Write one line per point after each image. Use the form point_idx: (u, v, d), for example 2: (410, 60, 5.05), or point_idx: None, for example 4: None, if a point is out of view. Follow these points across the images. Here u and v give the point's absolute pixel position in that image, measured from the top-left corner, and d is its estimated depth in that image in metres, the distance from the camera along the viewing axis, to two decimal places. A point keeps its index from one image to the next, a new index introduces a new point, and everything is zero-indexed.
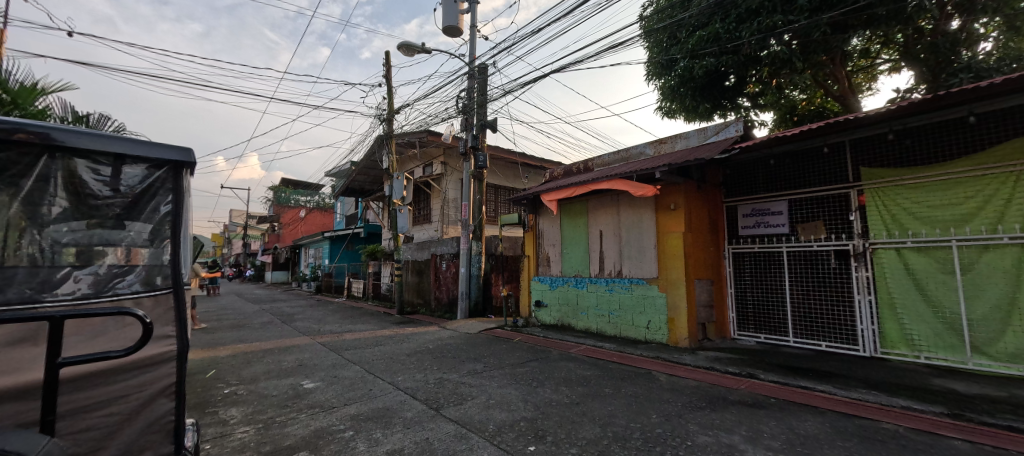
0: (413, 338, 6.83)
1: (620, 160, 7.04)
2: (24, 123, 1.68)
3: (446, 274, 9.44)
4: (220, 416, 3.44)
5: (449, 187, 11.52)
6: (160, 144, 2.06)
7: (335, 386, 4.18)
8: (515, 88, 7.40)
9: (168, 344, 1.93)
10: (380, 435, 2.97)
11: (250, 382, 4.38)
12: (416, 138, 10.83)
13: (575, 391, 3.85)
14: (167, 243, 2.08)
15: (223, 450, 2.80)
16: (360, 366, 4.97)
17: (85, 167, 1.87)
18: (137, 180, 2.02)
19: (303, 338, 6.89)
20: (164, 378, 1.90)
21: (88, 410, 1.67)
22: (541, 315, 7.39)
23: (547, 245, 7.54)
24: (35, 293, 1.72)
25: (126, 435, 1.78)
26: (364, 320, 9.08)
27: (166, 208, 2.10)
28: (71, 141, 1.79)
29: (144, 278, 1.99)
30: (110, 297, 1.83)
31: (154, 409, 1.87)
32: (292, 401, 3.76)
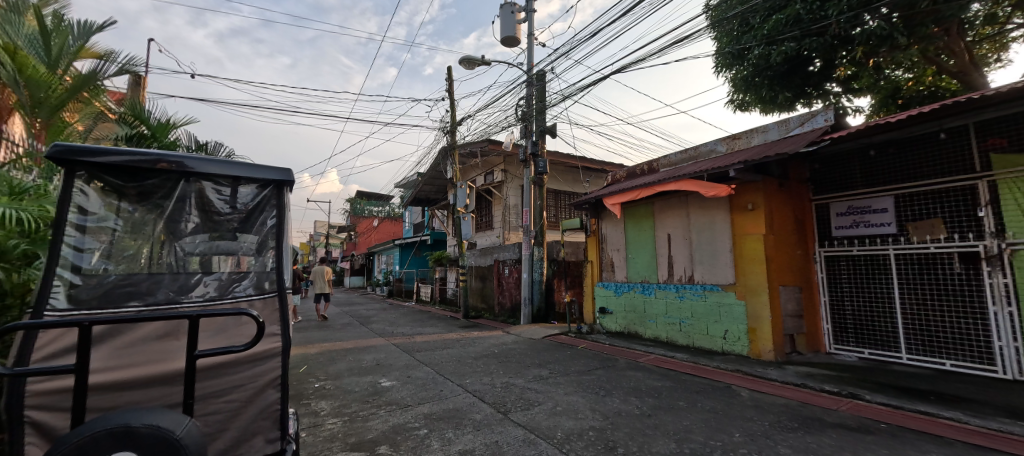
0: (479, 342, 7.03)
1: (688, 159, 6.74)
2: (166, 155, 2.04)
3: (509, 280, 9.59)
4: (313, 407, 3.82)
5: (511, 194, 11.77)
6: (265, 166, 2.33)
7: (409, 386, 4.45)
8: (574, 92, 7.40)
9: (274, 341, 2.19)
10: (452, 435, 3.12)
11: (336, 378, 4.82)
12: (477, 147, 11.20)
13: (646, 402, 3.73)
14: (271, 252, 2.35)
15: (317, 438, 3.11)
16: (430, 367, 5.23)
17: (210, 188, 2.22)
18: (250, 198, 2.34)
19: (378, 339, 7.39)
20: (271, 371, 2.15)
21: (216, 395, 1.97)
22: (605, 322, 7.24)
23: (610, 250, 7.39)
24: (176, 295, 2.08)
25: (244, 420, 2.04)
26: (433, 323, 9.51)
27: (272, 221, 2.39)
28: (199, 167, 2.13)
29: (256, 282, 2.29)
30: (230, 299, 2.13)
31: (264, 398, 2.11)
32: (372, 397, 4.07)
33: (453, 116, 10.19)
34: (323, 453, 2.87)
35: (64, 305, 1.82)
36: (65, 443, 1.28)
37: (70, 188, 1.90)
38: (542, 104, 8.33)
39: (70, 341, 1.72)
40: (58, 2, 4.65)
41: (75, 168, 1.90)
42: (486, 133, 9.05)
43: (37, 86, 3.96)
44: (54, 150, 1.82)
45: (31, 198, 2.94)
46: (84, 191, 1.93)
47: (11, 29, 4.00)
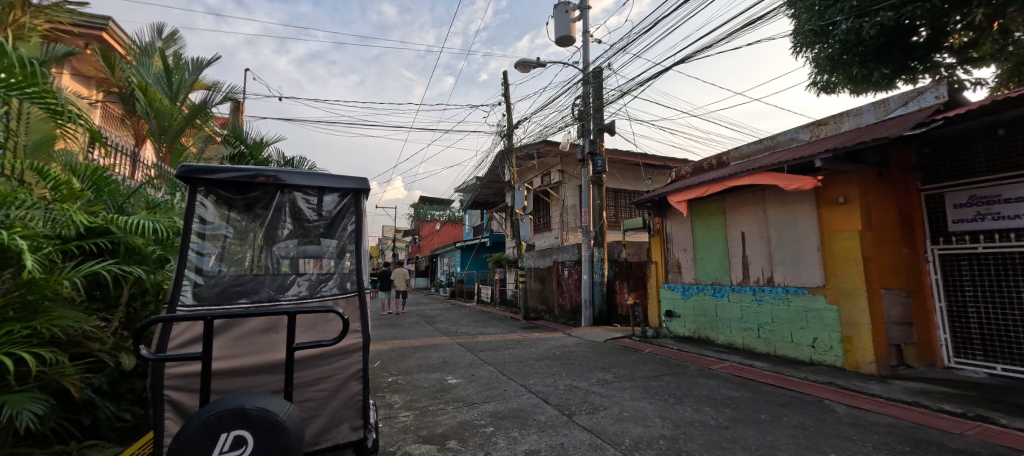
0: (540, 343, 7.05)
1: (764, 150, 6.27)
2: (265, 169, 2.30)
3: (569, 281, 9.52)
4: (387, 400, 4.09)
5: (568, 195, 11.70)
6: (343, 176, 2.52)
7: (473, 384, 4.59)
8: (633, 88, 7.19)
9: (356, 337, 2.37)
10: (517, 434, 3.18)
11: (406, 374, 5.10)
12: (533, 149, 11.27)
13: (722, 412, 3.53)
14: (350, 255, 2.56)
15: (392, 430, 3.33)
16: (494, 367, 5.34)
17: (301, 198, 2.47)
18: (333, 206, 2.57)
19: (443, 338, 7.68)
20: (353, 365, 2.33)
21: (310, 384, 2.20)
22: (672, 326, 6.93)
23: (676, 250, 7.08)
24: (276, 293, 2.38)
25: (332, 407, 2.25)
26: (494, 323, 9.70)
27: (352, 226, 2.60)
28: (291, 180, 2.35)
29: (340, 283, 2.51)
30: (319, 298, 2.36)
31: (348, 389, 2.30)
32: (440, 394, 4.27)
33: (510, 120, 10.32)
34: (398, 444, 3.06)
35: (191, 301, 2.14)
36: (196, 420, 1.46)
37: (193, 202, 2.21)
38: (600, 102, 8.18)
39: (197, 332, 2.01)
40: (177, 43, 5.43)
41: (196, 184, 2.20)
42: (543, 135, 9.07)
43: (162, 116, 4.65)
44: (181, 170, 2.14)
45: (163, 211, 3.47)
46: (202, 203, 2.24)
47: (144, 70, 4.76)
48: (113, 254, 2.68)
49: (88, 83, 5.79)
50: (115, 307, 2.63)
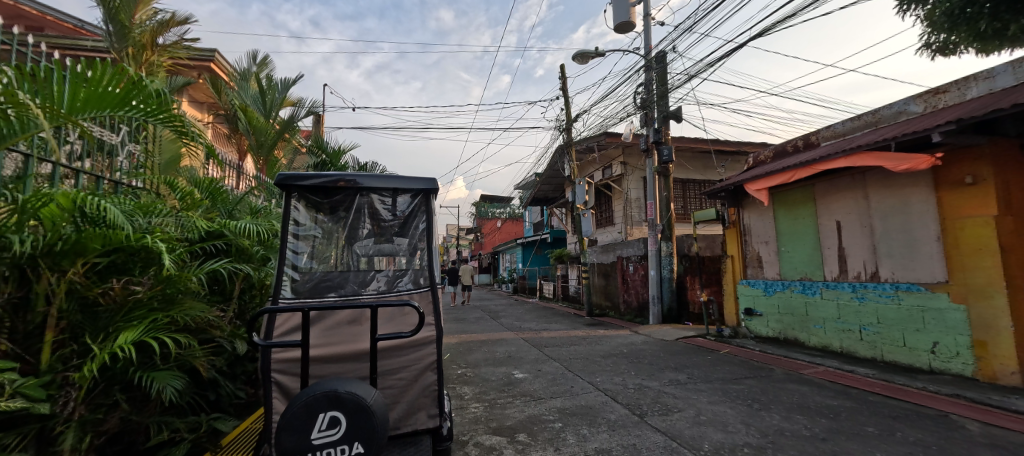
0: (607, 341, 6.90)
1: (863, 127, 5.60)
2: (344, 174, 2.48)
3: (634, 277, 9.22)
4: (458, 391, 4.27)
5: (632, 187, 11.33)
6: (414, 177, 2.65)
7: (540, 379, 4.63)
8: (701, 70, 6.76)
9: (430, 330, 2.49)
10: (587, 432, 3.16)
11: (474, 367, 5.27)
12: (594, 142, 11.02)
13: (817, 422, 3.23)
14: (422, 252, 2.70)
15: (464, 420, 3.47)
16: (560, 363, 5.34)
17: (378, 201, 2.65)
18: (406, 207, 2.72)
19: (509, 333, 7.81)
20: (428, 356, 2.45)
21: (391, 372, 2.37)
22: (753, 325, 6.43)
23: (755, 243, 6.58)
24: (359, 288, 2.58)
25: (410, 396, 2.40)
26: (558, 320, 9.67)
27: (423, 225, 2.73)
28: (367, 183, 2.52)
29: (415, 278, 2.66)
30: (397, 293, 2.52)
31: (424, 379, 2.44)
32: (507, 387, 4.36)
33: (569, 114, 10.15)
34: (470, 434, 3.18)
35: (290, 295, 2.39)
36: (298, 401, 1.62)
37: (289, 206, 2.48)
38: (664, 88, 7.77)
39: (295, 322, 2.25)
40: (268, 66, 6.04)
41: (291, 190, 2.46)
42: (604, 127, 8.81)
43: (261, 132, 5.25)
44: (279, 178, 2.40)
45: (263, 216, 3.91)
46: (295, 207, 2.50)
47: (245, 94, 5.43)
48: (227, 253, 3.06)
49: (202, 108, 6.68)
50: (230, 300, 3.03)
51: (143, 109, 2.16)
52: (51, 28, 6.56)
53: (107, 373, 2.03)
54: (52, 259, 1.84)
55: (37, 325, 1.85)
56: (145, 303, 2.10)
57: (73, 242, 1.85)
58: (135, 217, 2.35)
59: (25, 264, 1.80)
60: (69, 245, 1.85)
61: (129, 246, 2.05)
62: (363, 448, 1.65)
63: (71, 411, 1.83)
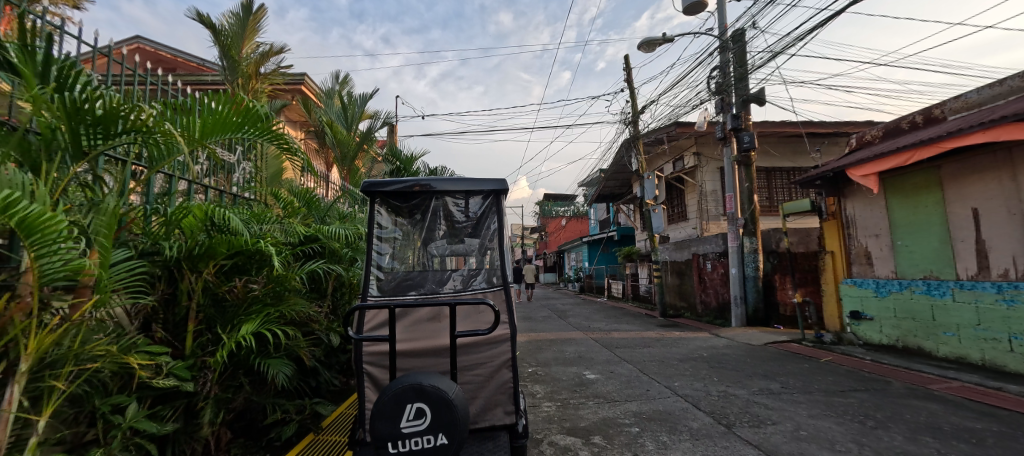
0: (684, 343, 6.53)
1: (1007, 94, 4.71)
2: (419, 179, 2.56)
3: (713, 276, 8.63)
4: (530, 389, 4.30)
5: (708, 179, 10.63)
6: (484, 178, 2.68)
7: (613, 381, 4.52)
8: (787, 46, 6.12)
9: (505, 328, 2.52)
10: (667, 439, 3.02)
11: (544, 366, 5.27)
12: (664, 133, 10.49)
13: (950, 446, 2.79)
14: (494, 252, 2.77)
15: (537, 418, 3.50)
16: (633, 365, 5.16)
17: (451, 203, 2.77)
18: (478, 208, 2.79)
19: (578, 333, 7.71)
20: (503, 354, 2.49)
21: (469, 368, 2.45)
22: (862, 330, 5.70)
23: (862, 236, 5.84)
24: (437, 286, 2.72)
25: (487, 392, 2.46)
26: (629, 320, 9.36)
27: (495, 225, 2.79)
28: (440, 186, 2.56)
29: (488, 277, 2.73)
30: (472, 291, 2.61)
31: (500, 376, 2.49)
32: (579, 388, 4.31)
33: (636, 105, 9.75)
34: (544, 432, 3.20)
35: (376, 292, 2.58)
36: (388, 391, 1.73)
37: (373, 210, 2.68)
38: (743, 69, 7.16)
39: (382, 318, 2.43)
40: (348, 83, 6.56)
41: (374, 196, 2.65)
42: (676, 117, 8.35)
43: (344, 144, 5.76)
44: (365, 186, 2.59)
45: (349, 222, 4.24)
46: (378, 211, 2.70)
47: (330, 110, 5.97)
48: (323, 254, 3.39)
49: (295, 126, 7.47)
50: (325, 296, 3.36)
51: (255, 130, 2.42)
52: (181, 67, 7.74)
53: (234, 359, 2.35)
54: (192, 261, 2.18)
55: (183, 316, 2.22)
56: (260, 298, 2.40)
57: (206, 247, 2.17)
58: (250, 224, 2.69)
59: (174, 264, 2.17)
60: (204, 250, 2.16)
61: (248, 251, 2.33)
62: (447, 440, 1.73)
63: (208, 390, 2.17)
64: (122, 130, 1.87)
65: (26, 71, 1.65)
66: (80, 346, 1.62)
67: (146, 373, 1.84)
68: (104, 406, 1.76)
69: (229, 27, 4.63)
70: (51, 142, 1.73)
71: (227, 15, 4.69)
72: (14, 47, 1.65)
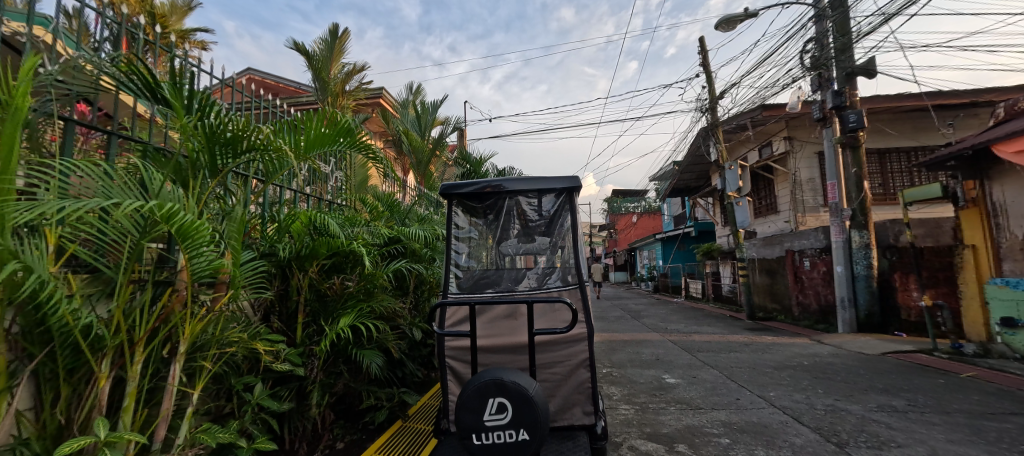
0: (778, 349, 5.95)
1: None
2: (491, 180, 2.60)
3: (811, 274, 7.75)
4: (606, 391, 4.20)
5: (803, 167, 9.58)
6: (555, 176, 2.61)
7: (696, 386, 4.25)
8: (903, 6, 5.29)
9: (582, 327, 2.48)
10: (763, 453, 2.77)
11: (620, 367, 5.11)
12: (749, 119, 9.63)
13: None
14: (569, 250, 2.74)
15: (615, 420, 3.41)
16: (719, 371, 4.81)
17: (525, 202, 2.79)
18: (551, 206, 2.77)
19: (654, 334, 7.38)
20: (580, 353, 2.46)
21: (546, 366, 2.45)
22: (1020, 342, 4.63)
23: (1015, 226, 4.85)
24: (513, 284, 2.77)
25: (565, 391, 2.45)
26: (711, 322, 8.74)
27: (568, 223, 2.74)
28: (512, 186, 2.58)
29: (564, 275, 2.72)
30: (548, 289, 2.61)
31: (578, 376, 2.46)
32: (659, 392, 4.12)
33: (715, 91, 9.05)
34: (623, 436, 3.11)
35: (456, 290, 2.68)
36: (470, 385, 1.79)
37: (451, 212, 2.79)
38: (845, 39, 6.33)
39: (462, 315, 2.54)
40: (422, 93, 6.93)
41: (452, 197, 2.75)
42: (762, 100, 7.63)
43: (419, 150, 6.12)
44: (443, 188, 2.70)
45: (427, 224, 4.46)
46: (456, 213, 2.80)
47: (406, 120, 6.37)
48: (406, 254, 3.62)
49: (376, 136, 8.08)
50: (408, 293, 3.59)
51: (349, 142, 2.64)
52: (284, 93, 8.78)
53: (335, 349, 2.59)
54: (300, 261, 2.46)
55: (294, 309, 2.53)
56: (354, 295, 2.63)
57: (310, 249, 2.43)
58: (344, 227, 2.96)
59: (286, 264, 2.46)
60: (309, 252, 2.43)
61: (344, 251, 2.56)
62: (529, 436, 1.74)
63: (315, 375, 2.44)
64: (245, 149, 2.16)
65: (176, 105, 1.97)
66: (221, 333, 1.91)
67: (268, 358, 2.12)
68: (237, 385, 2.07)
69: (320, 51, 5.15)
70: (195, 162, 2.06)
71: (318, 41, 5.23)
72: (167, 85, 1.97)
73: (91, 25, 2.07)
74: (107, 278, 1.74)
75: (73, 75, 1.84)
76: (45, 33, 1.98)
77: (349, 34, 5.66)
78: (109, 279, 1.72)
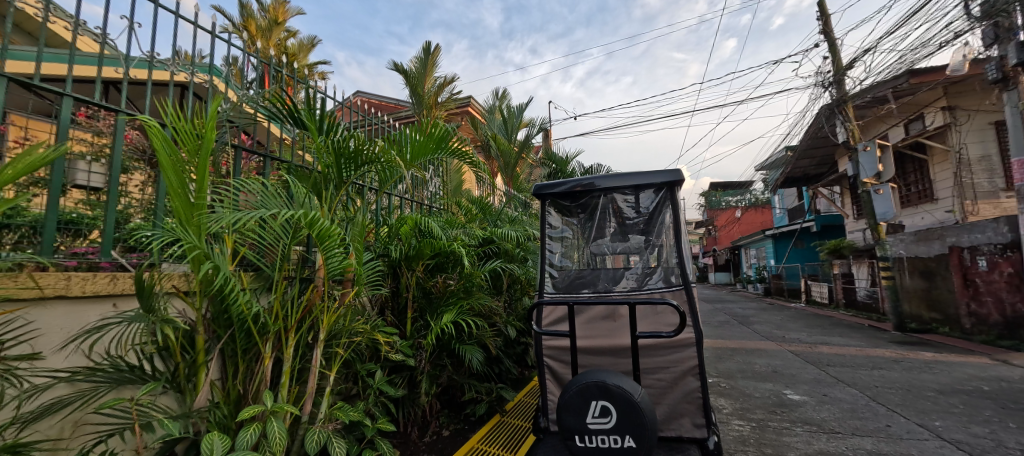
0: (940, 368, 4.90)
1: None
2: (582, 179, 2.58)
3: (987, 277, 6.25)
4: (715, 403, 3.86)
5: (972, 142, 7.80)
6: (654, 171, 2.47)
7: (828, 406, 3.70)
8: None
9: (689, 332, 2.31)
10: None
11: (729, 378, 4.66)
12: (890, 90, 8.08)
13: None
14: (672, 249, 2.58)
15: (728, 437, 3.12)
16: (858, 391, 4.11)
17: (620, 200, 2.70)
18: (650, 202, 2.65)
19: (770, 343, 6.57)
20: (689, 360, 2.29)
21: (651, 371, 2.34)
22: None
23: None
24: (611, 285, 2.69)
25: (672, 399, 2.31)
26: (844, 332, 7.52)
27: (669, 220, 2.59)
28: (604, 184, 2.53)
29: (665, 276, 2.57)
30: (649, 291, 2.49)
31: (686, 384, 2.30)
32: (781, 409, 3.66)
33: (842, 61, 7.75)
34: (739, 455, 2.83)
35: (551, 290, 2.71)
36: (572, 385, 1.78)
37: (544, 212, 2.83)
38: None
39: (560, 314, 2.54)
40: (507, 97, 7.10)
41: (544, 198, 2.78)
42: (909, 66, 6.35)
43: (506, 154, 6.30)
44: (534, 190, 2.74)
45: (517, 225, 4.55)
46: (549, 213, 2.83)
47: (493, 125, 6.59)
48: (500, 254, 3.74)
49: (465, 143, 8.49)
50: (502, 292, 3.71)
51: (449, 149, 2.80)
52: (386, 111, 9.70)
53: (440, 343, 2.78)
54: (409, 262, 2.69)
55: (405, 305, 2.78)
56: (456, 292, 2.81)
57: (416, 250, 2.66)
58: (445, 230, 3.17)
59: (397, 264, 2.71)
60: (416, 253, 2.64)
61: (445, 252, 2.74)
62: (635, 443, 1.68)
63: (424, 366, 2.65)
64: (363, 161, 2.42)
65: (312, 127, 2.28)
66: (349, 324, 2.16)
67: (386, 348, 2.35)
68: (361, 370, 2.35)
69: (415, 68, 5.58)
70: (327, 177, 2.38)
71: (413, 59, 5.66)
72: (303, 111, 2.28)
73: (246, 69, 2.53)
74: (267, 275, 2.09)
75: (239, 110, 2.31)
76: (218, 80, 2.48)
77: (440, 49, 6.03)
78: (268, 276, 2.08)
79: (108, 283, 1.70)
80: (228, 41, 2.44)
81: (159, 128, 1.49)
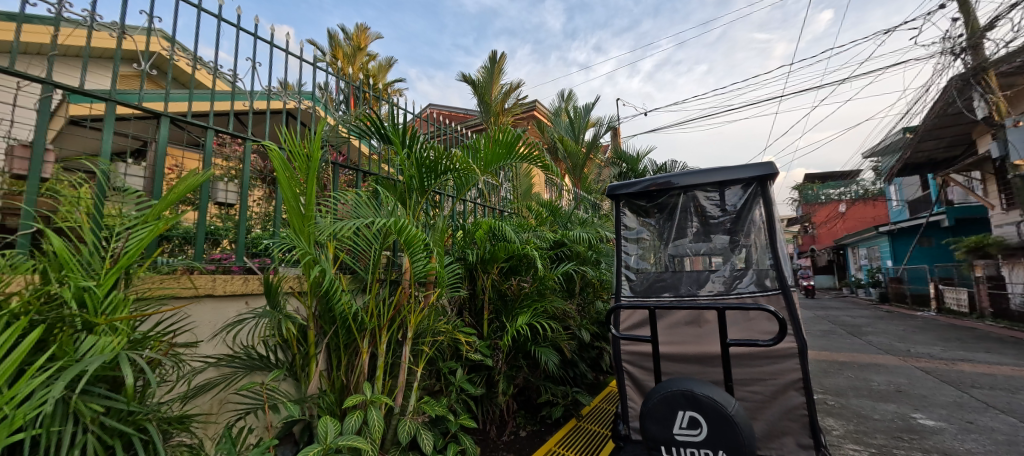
0: None
1: None
2: (658, 177, 2.49)
3: None
4: (824, 424, 3.46)
5: None
6: (742, 165, 2.32)
7: (974, 436, 3.13)
8: None
9: (790, 341, 2.11)
10: None
11: (839, 396, 4.14)
12: None
13: None
14: (765, 249, 2.39)
15: None
16: (1016, 420, 3.42)
17: (702, 197, 2.56)
18: (738, 199, 2.49)
19: (890, 357, 5.72)
20: (791, 372, 2.09)
21: (745, 383, 2.18)
22: None
23: None
24: (694, 288, 2.55)
25: (771, 414, 2.12)
26: (991, 348, 6.29)
27: (761, 217, 2.41)
28: (682, 182, 2.42)
29: (758, 279, 2.38)
30: (738, 295, 2.32)
31: (787, 399, 2.10)
32: (909, 435, 3.17)
33: (978, 22, 6.52)
34: None
35: (629, 293, 2.63)
36: (657, 393, 1.73)
37: (619, 212, 2.76)
38: None
39: (639, 318, 2.46)
40: (573, 98, 7.03)
41: (619, 198, 2.72)
42: None
43: (574, 157, 6.30)
44: (607, 190, 2.69)
45: (588, 226, 4.46)
46: (624, 213, 2.76)
47: (561, 127, 6.56)
48: (573, 256, 3.71)
49: None
50: (575, 295, 3.68)
51: (521, 155, 2.86)
52: (457, 121, 10.12)
53: (516, 344, 2.84)
54: (485, 265, 2.79)
55: (481, 306, 2.89)
56: (530, 295, 2.87)
57: (491, 254, 2.75)
58: (518, 234, 3.24)
59: (473, 267, 2.83)
60: (492, 257, 2.74)
61: (518, 255, 2.81)
62: None
63: (500, 366, 2.73)
64: (442, 169, 2.57)
65: (396, 140, 2.48)
66: (433, 324, 2.31)
67: (465, 347, 2.47)
68: (444, 368, 2.49)
69: (482, 77, 5.77)
70: (411, 186, 2.57)
71: (480, 68, 5.85)
72: (389, 125, 2.48)
73: (335, 92, 2.81)
74: (362, 277, 2.31)
75: (335, 133, 2.64)
76: (319, 106, 2.80)
77: (506, 57, 6.18)
78: (363, 278, 2.30)
79: (241, 284, 2.00)
80: (323, 70, 2.75)
81: (278, 152, 1.74)
